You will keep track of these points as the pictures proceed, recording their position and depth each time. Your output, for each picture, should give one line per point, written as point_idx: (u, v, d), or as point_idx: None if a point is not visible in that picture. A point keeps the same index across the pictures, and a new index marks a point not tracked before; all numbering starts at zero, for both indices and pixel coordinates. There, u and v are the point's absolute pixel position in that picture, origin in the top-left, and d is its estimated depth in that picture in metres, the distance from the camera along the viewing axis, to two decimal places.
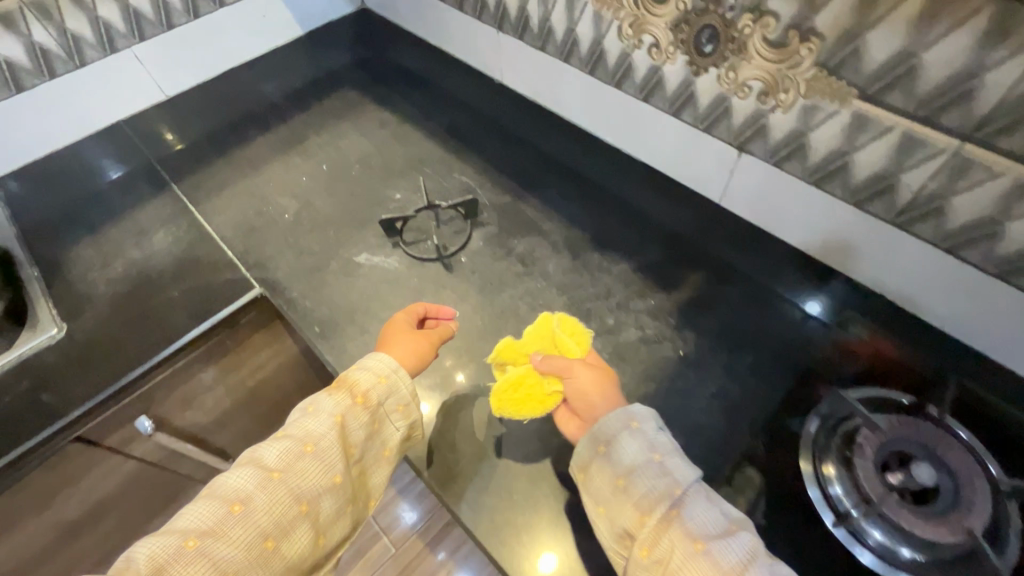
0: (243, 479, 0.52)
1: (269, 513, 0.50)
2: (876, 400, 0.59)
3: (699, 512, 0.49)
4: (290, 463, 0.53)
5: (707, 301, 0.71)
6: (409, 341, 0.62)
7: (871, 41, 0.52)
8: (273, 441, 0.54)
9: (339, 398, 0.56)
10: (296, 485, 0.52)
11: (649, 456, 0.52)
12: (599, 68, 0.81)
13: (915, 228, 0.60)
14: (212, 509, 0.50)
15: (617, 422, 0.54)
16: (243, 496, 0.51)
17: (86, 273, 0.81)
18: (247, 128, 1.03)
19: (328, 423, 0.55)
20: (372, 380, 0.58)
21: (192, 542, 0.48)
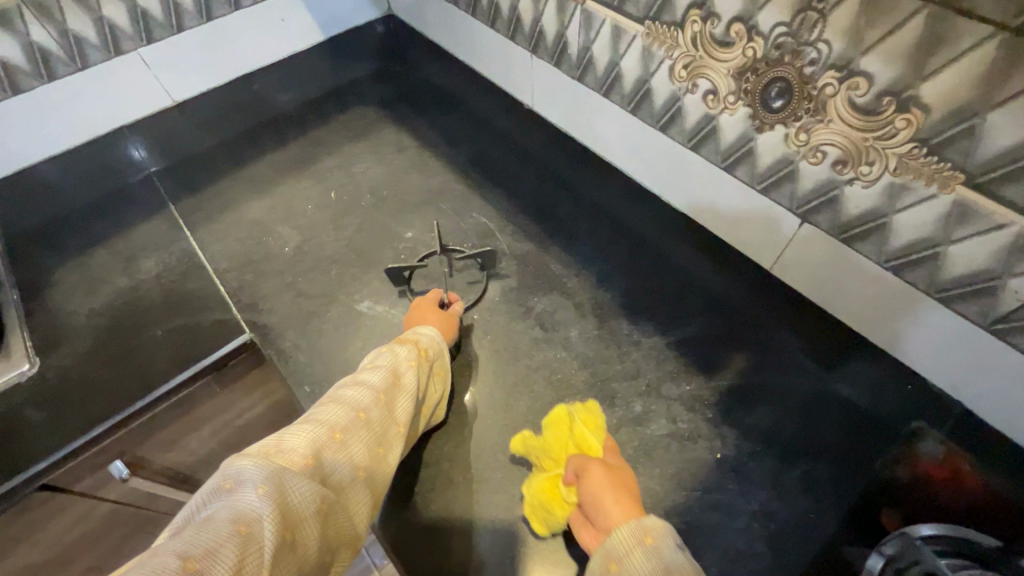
0: (358, 393, 0.52)
1: (387, 425, 0.52)
2: (949, 539, 0.49)
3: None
4: (390, 388, 0.54)
5: (753, 391, 0.61)
6: (441, 318, 0.64)
7: (992, 123, 0.42)
8: (367, 370, 0.55)
9: (409, 348, 0.58)
10: (403, 408, 0.53)
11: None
12: (643, 108, 0.71)
13: (1015, 340, 0.50)
14: (341, 413, 0.50)
15: (626, 536, 0.47)
16: (364, 407, 0.52)
17: (68, 300, 0.74)
18: (256, 141, 0.96)
19: (410, 363, 0.56)
20: (431, 340, 0.60)
21: (336, 436, 0.49)
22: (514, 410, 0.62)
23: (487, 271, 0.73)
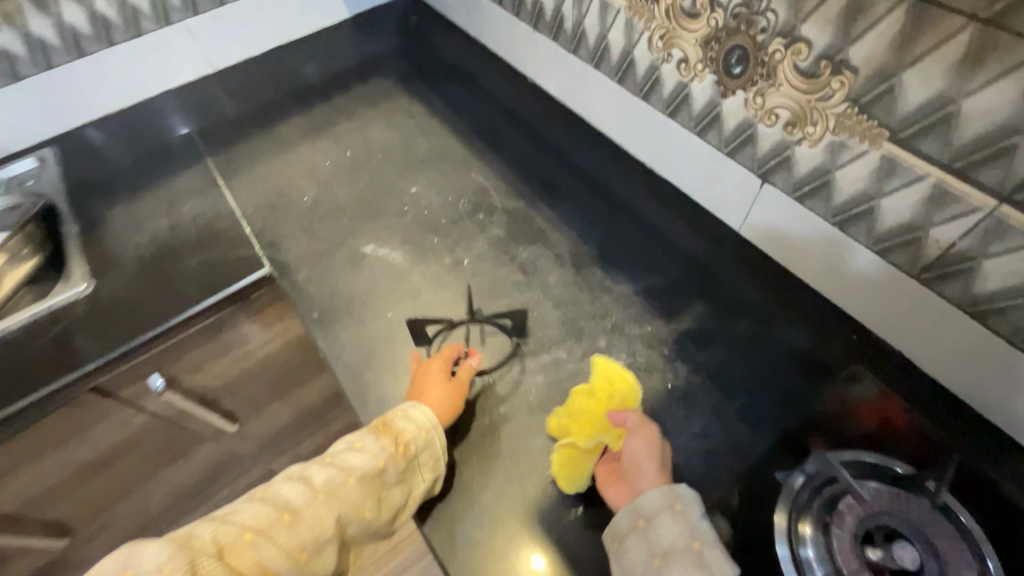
0: (293, 492, 0.56)
1: (312, 530, 0.54)
2: (864, 466, 0.54)
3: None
4: (333, 488, 0.56)
5: (708, 334, 0.68)
6: (443, 390, 0.62)
7: (907, 82, 0.48)
8: (321, 465, 0.58)
9: (384, 442, 0.58)
10: (338, 509, 0.55)
11: (688, 544, 0.50)
12: (628, 78, 0.78)
13: (940, 288, 0.55)
14: (265, 512, 0.54)
15: (658, 500, 0.52)
16: (293, 507, 0.55)
17: (119, 235, 0.86)
18: (284, 107, 1.06)
19: (372, 461, 0.57)
20: (415, 431, 0.58)
21: (247, 535, 0.52)
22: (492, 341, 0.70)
23: (517, 336, 0.69)
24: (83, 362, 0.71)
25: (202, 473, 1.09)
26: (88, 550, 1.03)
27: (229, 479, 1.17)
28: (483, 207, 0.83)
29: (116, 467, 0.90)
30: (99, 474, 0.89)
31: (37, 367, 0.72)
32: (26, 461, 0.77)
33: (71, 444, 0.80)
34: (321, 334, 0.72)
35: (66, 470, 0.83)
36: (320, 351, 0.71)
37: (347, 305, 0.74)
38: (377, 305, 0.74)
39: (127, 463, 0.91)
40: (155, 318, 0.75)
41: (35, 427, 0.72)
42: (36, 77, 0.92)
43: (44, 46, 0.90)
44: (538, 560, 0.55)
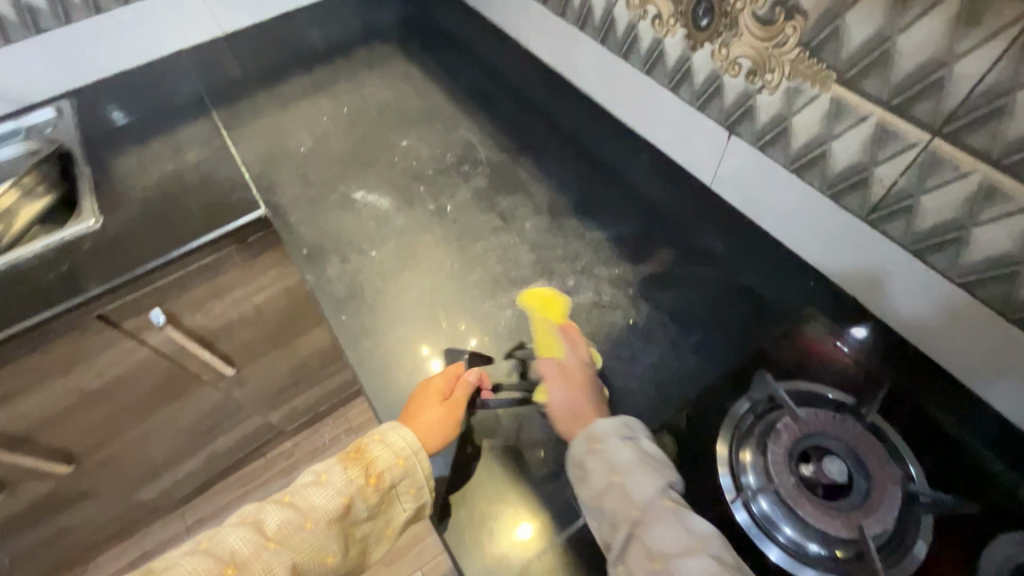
0: (241, 539, 0.55)
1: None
2: (805, 394, 0.58)
3: (659, 531, 0.48)
4: (288, 534, 0.55)
5: (672, 277, 0.72)
6: (437, 414, 0.58)
7: (849, 22, 0.51)
8: (279, 506, 0.56)
9: (352, 475, 0.57)
10: (293, 558, 0.54)
11: (614, 476, 0.52)
12: (610, 38, 0.81)
13: (886, 228, 0.58)
14: (209, 565, 0.53)
15: (582, 443, 0.55)
16: (238, 560, 0.54)
17: (127, 177, 0.91)
18: (289, 68, 1.11)
19: (335, 501, 0.56)
20: (389, 461, 0.57)
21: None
22: (468, 278, 0.74)
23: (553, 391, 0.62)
24: (89, 287, 0.77)
25: (200, 416, 1.15)
26: (93, 483, 1.09)
27: (226, 425, 1.23)
28: (468, 160, 0.88)
29: (120, 398, 0.96)
30: (102, 403, 0.94)
31: (46, 291, 0.77)
32: (35, 381, 0.83)
33: (78, 369, 0.86)
34: (308, 268, 0.76)
35: (73, 395, 0.89)
36: (307, 283, 0.75)
37: (334, 243, 0.79)
38: (362, 244, 0.78)
39: (129, 395, 0.96)
40: (157, 251, 0.81)
41: (45, 346, 0.79)
42: (56, 31, 0.97)
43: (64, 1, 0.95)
44: (525, 529, 0.53)
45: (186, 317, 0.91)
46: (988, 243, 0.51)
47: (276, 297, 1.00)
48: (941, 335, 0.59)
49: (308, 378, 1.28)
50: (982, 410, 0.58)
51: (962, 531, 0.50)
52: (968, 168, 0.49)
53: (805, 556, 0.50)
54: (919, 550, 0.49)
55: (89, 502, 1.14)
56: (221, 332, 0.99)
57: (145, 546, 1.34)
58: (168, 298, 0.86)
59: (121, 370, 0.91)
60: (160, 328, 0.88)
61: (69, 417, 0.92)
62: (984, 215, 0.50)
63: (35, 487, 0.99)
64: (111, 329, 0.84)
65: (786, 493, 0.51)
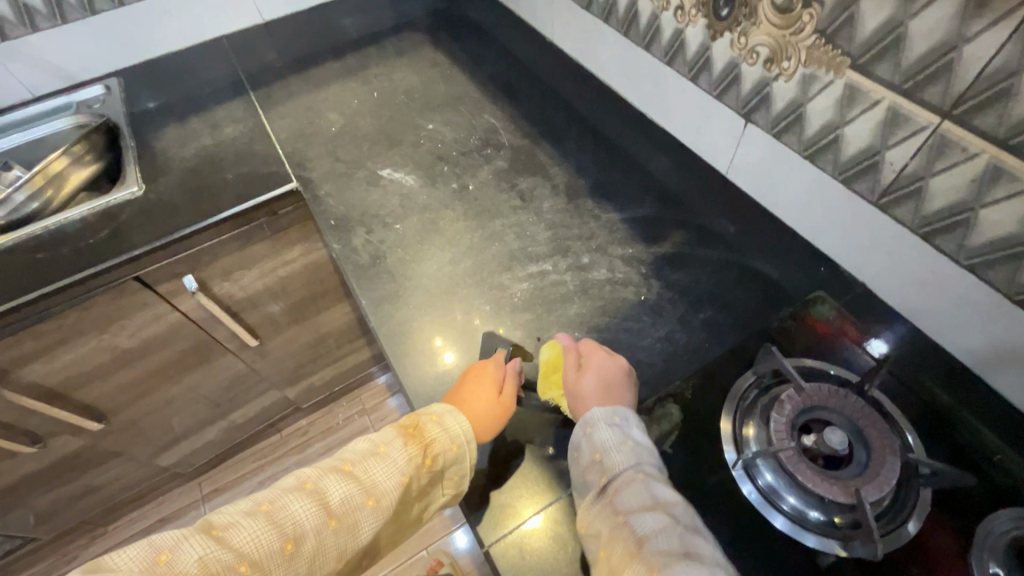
0: (303, 511, 0.50)
1: (314, 562, 0.49)
2: (810, 370, 0.60)
3: (626, 494, 0.49)
4: (348, 512, 0.51)
5: (683, 259, 0.74)
6: (489, 405, 0.58)
7: (864, 9, 0.53)
8: (340, 478, 0.52)
9: (412, 453, 0.54)
10: (347, 538, 0.51)
11: (594, 454, 0.52)
12: (632, 29, 0.83)
13: (894, 212, 0.60)
14: (268, 536, 0.48)
15: (575, 427, 0.56)
16: (299, 535, 0.49)
17: (167, 149, 0.96)
18: (322, 54, 1.16)
19: (396, 480, 0.53)
20: (446, 446, 0.55)
21: (242, 567, 0.47)
22: (486, 252, 0.77)
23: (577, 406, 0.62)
24: (131, 248, 0.81)
25: (223, 385, 1.19)
26: (119, 444, 1.14)
27: (246, 397, 1.28)
28: (491, 143, 0.91)
29: (150, 361, 1.00)
30: (132, 364, 0.98)
31: (90, 252, 0.82)
32: (73, 337, 0.87)
33: (114, 328, 0.90)
34: (334, 237, 0.80)
35: (107, 354, 0.93)
36: (332, 252, 0.79)
37: (360, 216, 0.83)
38: (387, 217, 0.82)
39: (158, 358, 1.00)
40: (195, 218, 0.85)
41: (84, 303, 0.83)
42: (108, 12, 1.03)
43: None
44: (533, 519, 0.54)
45: (216, 285, 0.96)
46: (995, 225, 0.52)
47: (302, 271, 1.05)
48: (945, 318, 0.60)
49: (327, 356, 1.32)
50: (986, 394, 0.59)
51: (957, 505, 0.52)
52: (976, 150, 0.51)
53: (804, 522, 0.51)
54: (910, 528, 0.50)
55: (114, 463, 1.18)
56: (248, 303, 1.04)
57: (163, 512, 1.39)
58: (201, 264, 0.90)
59: (153, 332, 0.95)
60: (192, 294, 0.93)
61: (101, 376, 0.96)
62: (991, 196, 0.52)
63: (66, 443, 1.04)
64: (147, 292, 0.88)
65: (786, 460, 0.52)
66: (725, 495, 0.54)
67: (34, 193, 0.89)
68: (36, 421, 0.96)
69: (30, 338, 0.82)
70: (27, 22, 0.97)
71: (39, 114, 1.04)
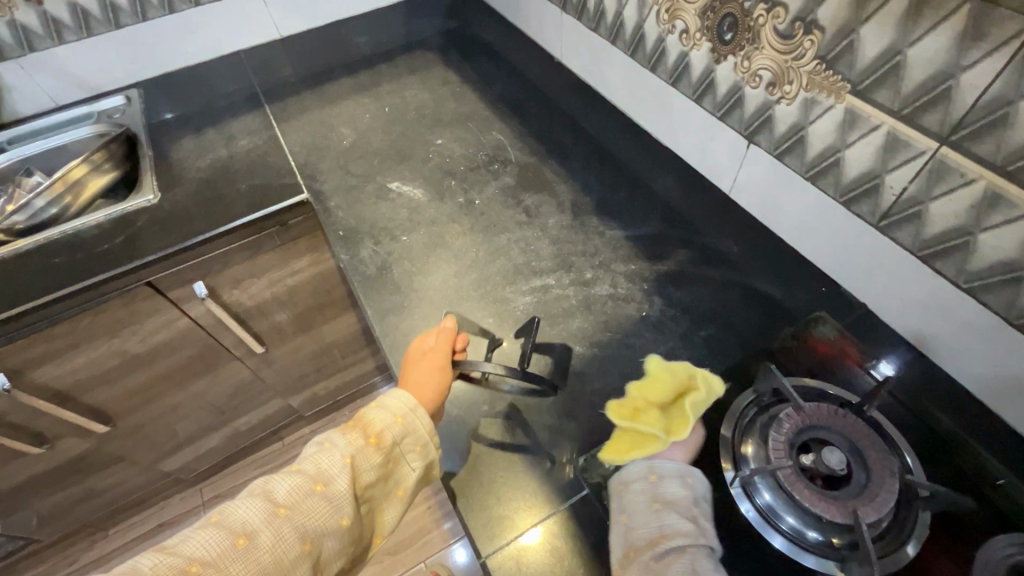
0: (250, 510, 0.50)
1: (272, 554, 0.49)
2: (811, 391, 0.60)
3: (710, 571, 0.47)
4: (299, 499, 0.51)
5: (686, 277, 0.75)
6: (421, 370, 0.60)
7: (864, 37, 0.55)
8: (285, 474, 0.53)
9: (352, 437, 0.54)
10: (303, 523, 0.50)
11: (690, 509, 0.51)
12: (639, 51, 0.85)
13: (894, 235, 0.61)
14: (217, 538, 0.49)
15: (674, 467, 0.53)
16: (249, 530, 0.49)
17: (183, 160, 0.98)
18: (337, 70, 1.19)
19: (341, 462, 0.53)
20: (389, 420, 0.55)
21: (194, 568, 0.47)
22: (492, 265, 0.78)
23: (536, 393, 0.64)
24: (144, 254, 0.83)
25: (229, 392, 1.20)
26: (125, 448, 1.15)
27: (250, 404, 1.29)
28: (498, 160, 0.93)
29: (158, 366, 1.02)
30: (141, 368, 1.00)
31: (105, 257, 0.84)
32: (84, 341, 0.88)
33: (124, 332, 0.92)
34: (342, 248, 0.81)
35: (115, 358, 0.95)
36: (340, 262, 0.80)
37: (369, 228, 0.84)
38: (395, 230, 0.84)
39: (165, 363, 1.02)
40: (208, 227, 0.87)
41: (96, 307, 0.85)
42: (133, 27, 1.07)
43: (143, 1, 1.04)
44: (531, 536, 0.54)
45: (225, 293, 0.97)
46: (994, 249, 0.53)
47: (309, 281, 1.06)
48: (946, 341, 0.60)
49: (330, 365, 1.33)
50: (987, 417, 0.59)
51: (956, 529, 0.51)
52: (973, 176, 0.52)
53: (803, 542, 0.51)
54: (910, 550, 0.50)
55: (119, 466, 1.20)
56: (255, 311, 1.05)
57: (163, 517, 1.39)
58: (212, 271, 0.92)
59: (162, 338, 0.97)
60: (202, 301, 0.94)
61: (110, 379, 0.98)
62: (989, 221, 0.52)
63: (72, 445, 1.05)
64: (158, 298, 0.90)
65: (784, 478, 0.52)
66: (723, 512, 0.54)
67: (54, 198, 0.92)
68: (44, 422, 0.97)
69: (42, 340, 0.84)
70: (55, 35, 1.01)
71: (60, 123, 1.07)
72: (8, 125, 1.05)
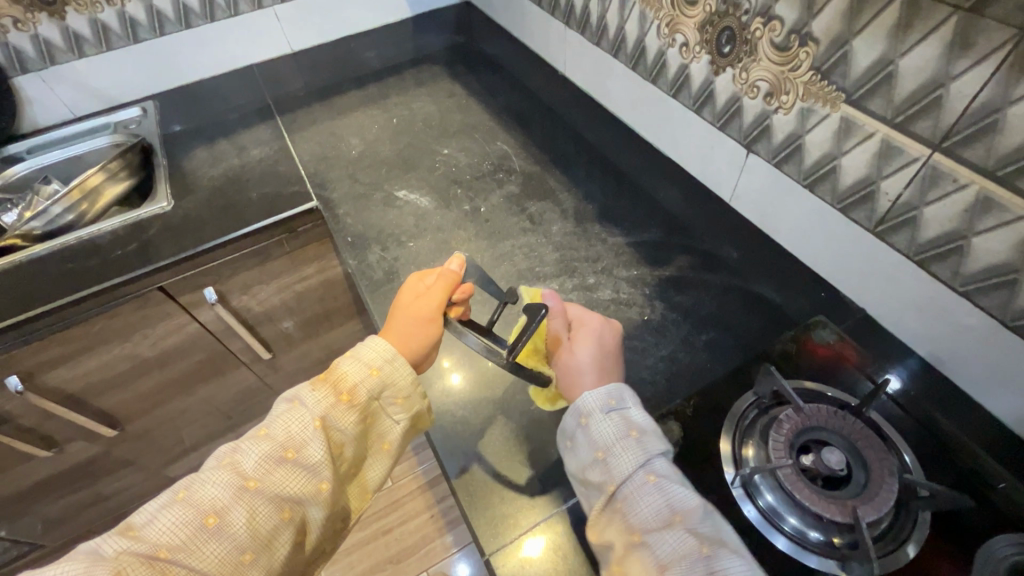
0: (217, 487, 0.49)
1: (248, 526, 0.48)
2: (810, 393, 0.61)
3: (641, 502, 0.48)
4: (268, 471, 0.50)
5: (687, 283, 0.77)
6: (408, 319, 0.59)
7: (857, 48, 0.57)
8: (253, 444, 0.52)
9: (322, 395, 0.54)
10: (277, 494, 0.50)
11: (651, 430, 0.53)
12: (640, 64, 0.88)
13: (891, 240, 0.62)
14: (185, 517, 0.48)
15: (569, 420, 0.55)
16: (219, 508, 0.48)
17: (196, 169, 1.01)
18: (346, 84, 1.22)
19: (310, 426, 0.52)
20: (362, 374, 0.55)
21: (164, 553, 0.46)
22: (496, 270, 0.79)
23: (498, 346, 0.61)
24: (156, 259, 0.86)
25: (236, 397, 1.22)
26: (132, 452, 1.16)
27: (256, 410, 1.31)
28: (503, 169, 0.96)
29: (167, 370, 1.03)
30: (150, 372, 1.01)
31: (120, 263, 0.86)
32: (94, 344, 0.90)
33: (135, 336, 0.93)
34: (350, 254, 0.83)
35: (126, 362, 0.96)
36: (348, 268, 0.82)
37: (376, 234, 0.86)
38: (401, 236, 0.86)
39: (173, 367, 1.03)
40: (219, 233, 0.89)
41: (108, 311, 0.86)
42: (150, 42, 1.11)
43: (160, 16, 1.08)
44: (532, 547, 0.54)
45: (235, 299, 0.99)
46: (988, 253, 0.54)
47: (317, 288, 1.08)
48: (944, 343, 0.61)
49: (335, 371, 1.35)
50: (986, 419, 0.60)
51: (956, 528, 0.52)
52: (966, 181, 0.53)
53: (805, 542, 0.52)
54: (910, 551, 0.50)
55: (126, 472, 1.21)
56: (263, 317, 1.07)
57: None
58: (222, 276, 0.93)
59: (171, 343, 0.98)
60: (211, 306, 0.96)
61: (118, 383, 0.99)
62: (982, 225, 0.54)
63: (81, 449, 1.06)
64: (169, 303, 0.91)
65: (786, 480, 0.53)
66: (725, 513, 0.55)
67: (70, 206, 0.94)
68: (53, 425, 0.98)
69: (54, 344, 0.85)
70: (75, 49, 1.05)
71: (77, 134, 1.10)
72: (27, 136, 1.08)
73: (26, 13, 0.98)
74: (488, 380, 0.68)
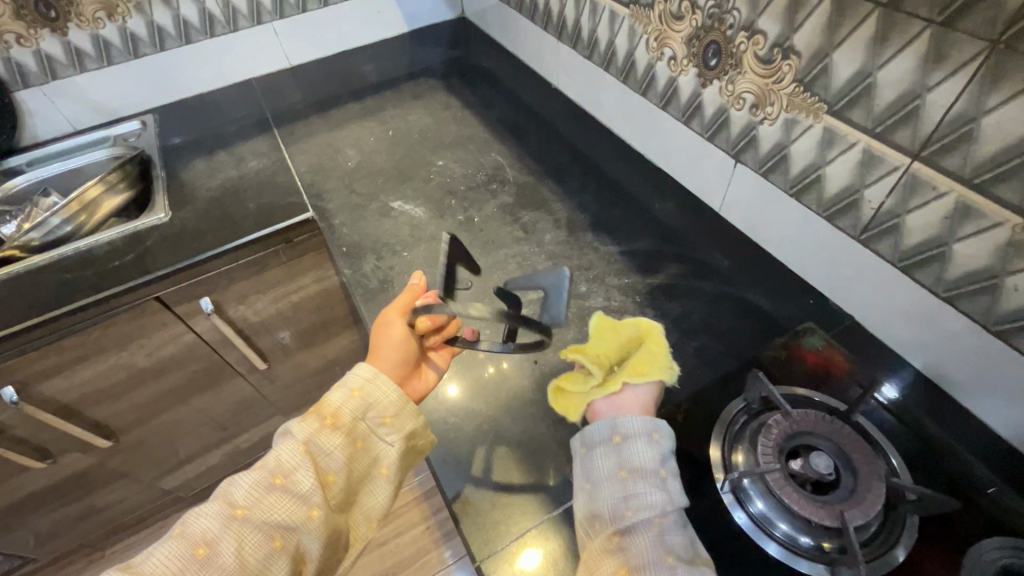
0: (208, 518, 0.50)
1: (236, 557, 0.48)
2: (801, 400, 0.62)
3: (675, 533, 0.48)
4: (257, 498, 0.51)
5: (677, 290, 0.78)
6: (379, 331, 0.64)
7: (836, 61, 0.59)
8: (243, 474, 0.53)
9: (306, 422, 0.55)
10: (267, 521, 0.50)
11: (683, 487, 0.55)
12: (630, 77, 0.90)
13: (876, 246, 0.63)
14: (176, 550, 0.48)
15: (639, 425, 0.54)
16: (209, 538, 0.49)
17: (194, 180, 1.02)
18: (342, 95, 1.24)
19: (296, 451, 0.53)
20: (343, 397, 0.57)
21: None
22: (490, 279, 0.80)
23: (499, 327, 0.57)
24: (153, 269, 0.86)
25: (231, 408, 1.22)
26: (126, 464, 1.16)
27: (252, 421, 1.30)
28: (497, 179, 0.97)
29: (163, 381, 1.04)
30: (147, 382, 1.01)
31: (118, 272, 0.87)
32: (90, 354, 0.90)
33: (132, 346, 0.94)
34: (345, 264, 0.84)
35: (122, 372, 0.96)
36: (342, 277, 0.83)
37: (371, 244, 0.87)
38: (396, 246, 0.87)
39: (169, 378, 1.04)
40: (216, 243, 0.90)
41: (104, 321, 0.87)
42: (150, 56, 1.13)
43: (161, 31, 1.11)
44: (530, 559, 0.54)
45: (231, 309, 1.00)
46: (969, 259, 0.55)
47: (313, 298, 1.09)
48: (928, 346, 0.62)
49: (331, 382, 1.35)
50: (973, 424, 0.61)
51: (946, 532, 0.52)
52: (945, 189, 0.54)
53: (796, 548, 0.52)
54: (899, 554, 0.51)
55: (120, 484, 1.20)
56: (259, 328, 1.07)
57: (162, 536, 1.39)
58: (218, 287, 0.94)
59: (168, 353, 0.99)
60: (207, 316, 0.96)
61: (114, 394, 0.99)
62: (962, 232, 0.55)
63: (75, 460, 1.06)
64: (166, 313, 0.92)
65: (775, 485, 0.53)
66: (716, 519, 0.55)
67: (69, 217, 0.94)
68: (48, 436, 0.98)
69: (51, 353, 0.86)
70: (77, 64, 1.07)
71: (77, 147, 1.12)
72: (27, 149, 1.10)
73: (29, 29, 1.00)
74: (480, 387, 0.68)
